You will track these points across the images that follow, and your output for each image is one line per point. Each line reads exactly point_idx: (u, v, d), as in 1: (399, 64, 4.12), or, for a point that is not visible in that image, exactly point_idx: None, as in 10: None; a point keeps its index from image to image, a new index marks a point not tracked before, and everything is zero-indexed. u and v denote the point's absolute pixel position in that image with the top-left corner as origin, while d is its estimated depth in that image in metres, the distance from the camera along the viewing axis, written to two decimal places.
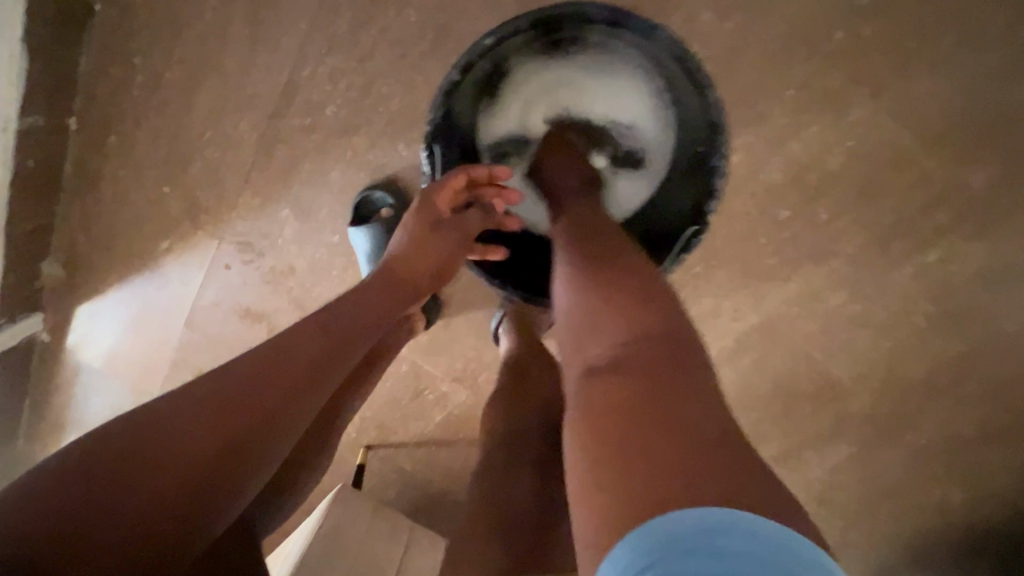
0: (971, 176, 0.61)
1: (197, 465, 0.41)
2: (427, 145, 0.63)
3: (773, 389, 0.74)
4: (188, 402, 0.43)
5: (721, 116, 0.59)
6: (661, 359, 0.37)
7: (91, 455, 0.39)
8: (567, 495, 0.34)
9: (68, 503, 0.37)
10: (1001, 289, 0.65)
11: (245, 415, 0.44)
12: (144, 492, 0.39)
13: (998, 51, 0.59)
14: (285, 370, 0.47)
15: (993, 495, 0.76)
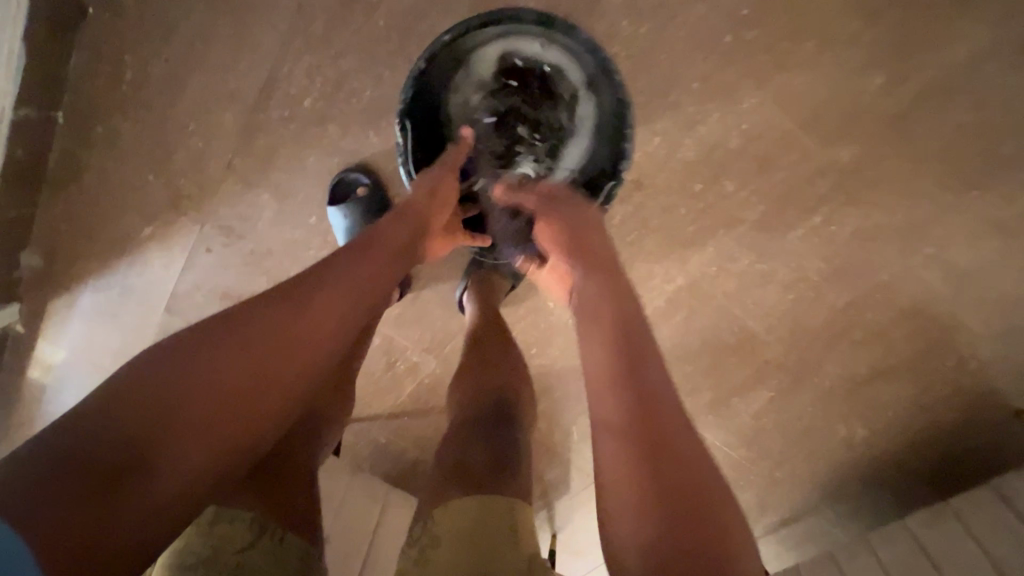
0: (844, 153, 0.75)
1: (230, 404, 0.41)
2: (399, 121, 0.71)
3: (702, 342, 0.87)
4: (222, 329, 0.43)
5: (624, 95, 0.71)
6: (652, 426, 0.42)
7: (115, 396, 0.38)
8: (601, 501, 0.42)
9: (97, 446, 0.36)
10: (876, 247, 0.79)
11: (276, 338, 0.44)
12: (182, 432, 0.39)
13: (863, 51, 0.72)
14: (316, 303, 0.46)
15: (886, 428, 0.90)
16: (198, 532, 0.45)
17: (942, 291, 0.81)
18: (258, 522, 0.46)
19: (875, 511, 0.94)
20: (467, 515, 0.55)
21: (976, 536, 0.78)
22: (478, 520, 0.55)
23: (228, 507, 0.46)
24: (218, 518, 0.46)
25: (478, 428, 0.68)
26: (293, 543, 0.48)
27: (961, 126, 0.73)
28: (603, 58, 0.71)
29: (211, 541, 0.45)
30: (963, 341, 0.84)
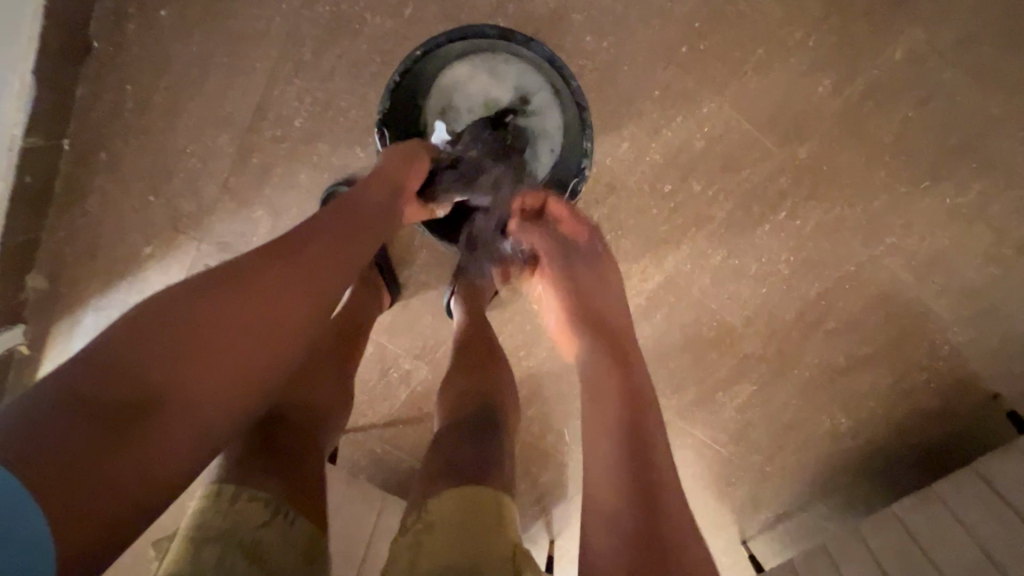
0: (802, 151, 0.80)
1: (236, 364, 0.44)
2: (377, 131, 0.77)
3: (683, 338, 0.90)
4: (219, 282, 0.46)
5: (583, 100, 0.76)
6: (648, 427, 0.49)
7: (126, 346, 0.40)
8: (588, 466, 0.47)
9: (106, 394, 0.38)
10: (841, 239, 0.83)
11: (275, 288, 0.47)
12: (190, 384, 0.41)
13: (820, 55, 0.77)
14: (312, 275, 0.50)
15: (867, 416, 0.92)
16: (216, 509, 0.48)
17: (908, 280, 0.84)
18: (273, 503, 0.49)
19: (863, 498, 0.96)
20: (459, 513, 0.52)
21: (961, 519, 0.80)
22: (471, 515, 0.52)
23: (247, 485, 0.50)
24: (238, 495, 0.49)
25: (467, 426, 0.66)
26: (302, 524, 0.50)
27: (910, 121, 0.78)
28: (562, 67, 0.76)
29: (229, 518, 0.47)
30: (934, 326, 0.86)
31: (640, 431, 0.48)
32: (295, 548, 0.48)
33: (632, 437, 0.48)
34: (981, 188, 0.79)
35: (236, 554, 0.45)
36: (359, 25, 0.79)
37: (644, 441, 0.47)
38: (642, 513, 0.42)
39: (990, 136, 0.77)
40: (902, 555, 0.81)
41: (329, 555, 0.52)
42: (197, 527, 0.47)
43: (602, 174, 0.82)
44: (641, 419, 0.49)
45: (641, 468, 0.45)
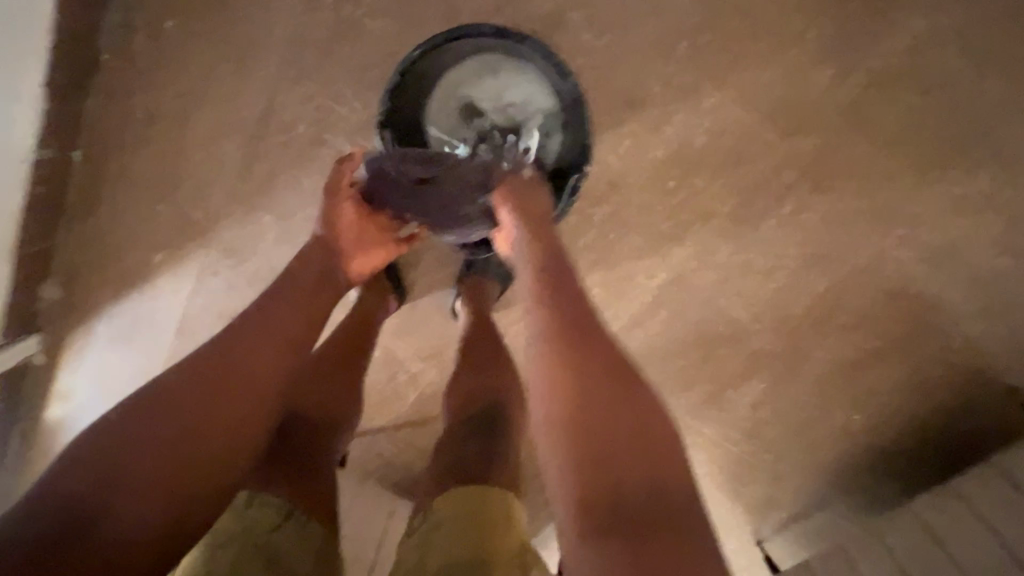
0: (805, 144, 0.79)
1: (192, 436, 0.44)
2: (378, 130, 0.78)
3: (691, 336, 0.89)
4: (175, 375, 0.46)
5: (579, 93, 0.77)
6: (633, 428, 0.44)
7: (87, 451, 0.42)
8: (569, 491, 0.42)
9: (83, 475, 0.41)
10: (848, 231, 0.82)
11: (225, 372, 0.47)
12: (145, 467, 0.42)
13: (820, 47, 0.77)
14: (255, 337, 0.49)
15: (880, 411, 0.91)
16: (231, 512, 0.48)
17: (920, 271, 0.83)
18: (286, 506, 0.50)
19: (880, 496, 0.94)
20: (461, 512, 0.52)
21: (979, 512, 0.78)
22: (473, 513, 0.52)
23: (261, 491, 0.50)
24: (252, 500, 0.49)
25: (468, 431, 0.66)
26: (314, 529, 0.50)
27: (913, 110, 0.77)
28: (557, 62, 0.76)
29: (244, 520, 0.48)
30: (948, 319, 0.85)
31: (590, 349, 0.48)
32: (308, 551, 0.48)
33: (585, 364, 0.47)
34: (990, 177, 0.78)
35: (250, 554, 0.45)
36: (360, 31, 0.81)
37: (598, 357, 0.47)
38: (618, 432, 0.43)
39: (996, 124, 0.76)
40: (922, 552, 0.78)
41: (342, 560, 0.51)
42: (211, 532, 0.47)
43: (603, 173, 0.82)
44: (592, 347, 0.48)
45: (602, 398, 0.45)
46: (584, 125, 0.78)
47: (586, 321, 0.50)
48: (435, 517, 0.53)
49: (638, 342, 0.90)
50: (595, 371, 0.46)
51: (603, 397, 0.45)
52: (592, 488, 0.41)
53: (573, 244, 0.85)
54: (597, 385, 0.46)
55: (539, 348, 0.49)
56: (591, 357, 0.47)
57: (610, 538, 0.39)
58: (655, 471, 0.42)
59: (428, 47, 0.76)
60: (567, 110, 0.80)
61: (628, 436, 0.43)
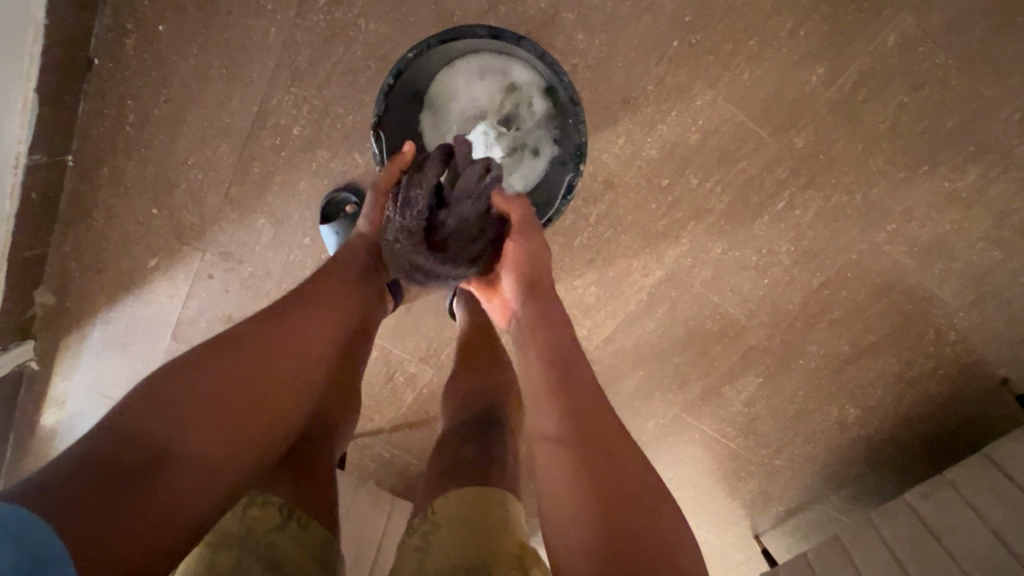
0: (798, 140, 0.80)
1: (233, 423, 0.45)
2: (373, 134, 0.78)
3: (686, 332, 0.90)
4: (221, 350, 0.47)
5: (573, 92, 0.77)
6: (624, 457, 0.47)
7: (137, 413, 0.42)
8: (576, 523, 0.43)
9: (134, 436, 0.41)
10: (840, 226, 0.83)
11: (273, 361, 0.49)
12: (189, 449, 0.43)
13: (814, 43, 0.77)
14: (297, 332, 0.51)
15: (876, 404, 0.92)
16: (233, 514, 0.48)
17: (912, 265, 0.84)
18: (287, 508, 0.50)
19: (873, 487, 0.96)
20: (461, 511, 0.52)
21: (971, 503, 0.80)
22: (474, 512, 0.52)
23: (262, 491, 0.50)
24: (253, 501, 0.49)
25: (468, 432, 0.66)
26: (316, 530, 0.51)
27: (905, 106, 0.78)
28: (550, 61, 0.76)
29: (245, 522, 0.48)
30: (939, 312, 0.86)
31: (578, 386, 0.50)
32: (311, 552, 0.49)
33: (603, 483, 0.44)
34: (979, 171, 0.79)
35: (252, 557, 0.45)
36: (353, 32, 0.80)
37: (584, 394, 0.50)
38: (612, 462, 0.46)
39: (986, 119, 0.77)
40: (917, 544, 0.81)
41: (343, 560, 0.52)
42: (213, 533, 0.47)
43: (598, 172, 0.83)
44: (613, 470, 0.45)
45: (593, 431, 0.47)
46: (578, 124, 0.78)
47: (570, 358, 0.53)
48: (436, 518, 0.53)
49: (633, 340, 0.91)
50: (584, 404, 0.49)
51: (592, 431, 0.47)
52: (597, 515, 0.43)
53: (568, 243, 0.86)
54: (587, 417, 0.48)
55: (555, 459, 0.46)
56: (578, 392, 0.50)
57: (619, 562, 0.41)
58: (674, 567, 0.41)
59: (421, 49, 0.76)
60: (563, 109, 0.80)
61: (623, 466, 0.46)
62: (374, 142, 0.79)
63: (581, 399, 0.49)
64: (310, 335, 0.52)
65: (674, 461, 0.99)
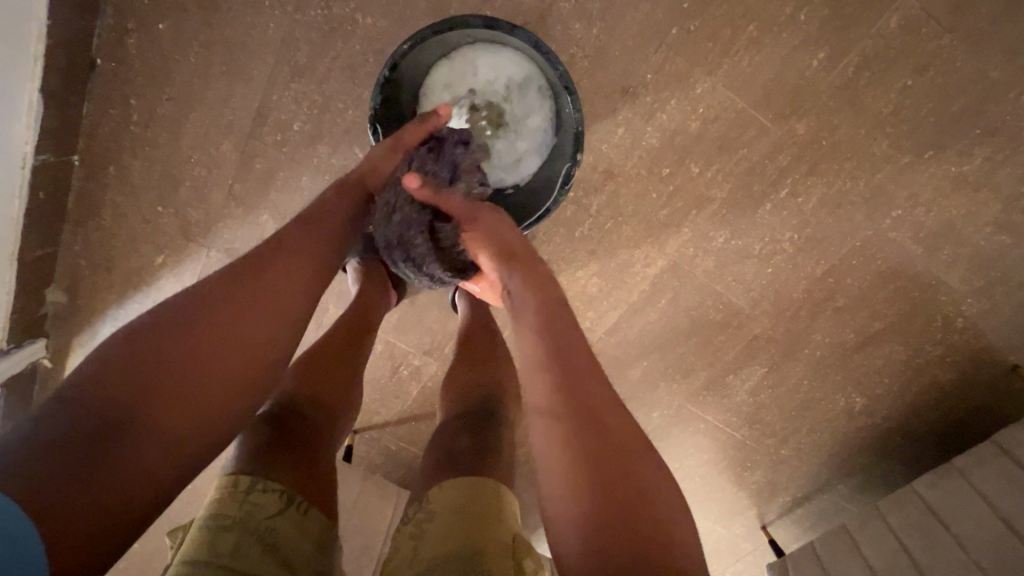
0: (801, 127, 0.79)
1: (203, 394, 0.45)
2: (370, 128, 0.79)
3: (690, 322, 0.90)
4: (187, 321, 0.47)
5: (568, 82, 0.76)
6: (613, 433, 0.46)
7: (104, 385, 0.42)
8: (558, 492, 0.45)
9: (104, 408, 0.42)
10: (844, 213, 0.82)
11: (243, 330, 0.48)
12: (159, 418, 0.43)
13: (818, 26, 0.75)
14: (269, 300, 0.51)
15: (882, 392, 0.91)
16: (233, 498, 0.49)
17: (918, 251, 0.83)
18: (287, 493, 0.51)
19: (880, 475, 0.96)
20: (456, 498, 0.53)
21: (980, 490, 0.79)
22: (468, 499, 0.53)
23: (262, 477, 0.51)
24: (253, 486, 0.50)
25: (467, 421, 0.66)
26: (314, 515, 0.52)
27: (909, 89, 0.76)
28: (544, 51, 0.75)
29: (245, 505, 0.49)
30: (946, 299, 0.85)
31: (571, 361, 0.50)
32: (309, 537, 0.50)
33: (595, 450, 0.45)
34: (987, 155, 0.78)
35: (253, 541, 0.46)
36: (351, 26, 0.80)
37: (575, 369, 0.49)
38: (600, 436, 0.46)
39: (993, 101, 0.76)
40: (925, 534, 0.81)
41: (339, 544, 0.54)
42: (214, 517, 0.48)
43: (598, 162, 0.83)
44: (607, 438, 0.46)
45: (582, 405, 0.47)
46: (574, 114, 0.77)
47: (566, 335, 0.52)
48: (433, 508, 0.53)
49: (636, 330, 0.91)
50: (572, 380, 0.49)
51: (577, 405, 0.47)
52: (582, 486, 0.44)
53: (569, 234, 0.86)
54: (574, 392, 0.48)
55: (548, 428, 0.47)
56: (568, 368, 0.49)
57: (598, 532, 0.42)
58: (658, 536, 0.42)
59: (416, 41, 0.76)
60: (559, 99, 0.79)
61: (611, 440, 0.46)
62: (371, 136, 0.80)
63: (570, 374, 0.49)
64: (282, 305, 0.51)
65: (679, 451, 0.99)
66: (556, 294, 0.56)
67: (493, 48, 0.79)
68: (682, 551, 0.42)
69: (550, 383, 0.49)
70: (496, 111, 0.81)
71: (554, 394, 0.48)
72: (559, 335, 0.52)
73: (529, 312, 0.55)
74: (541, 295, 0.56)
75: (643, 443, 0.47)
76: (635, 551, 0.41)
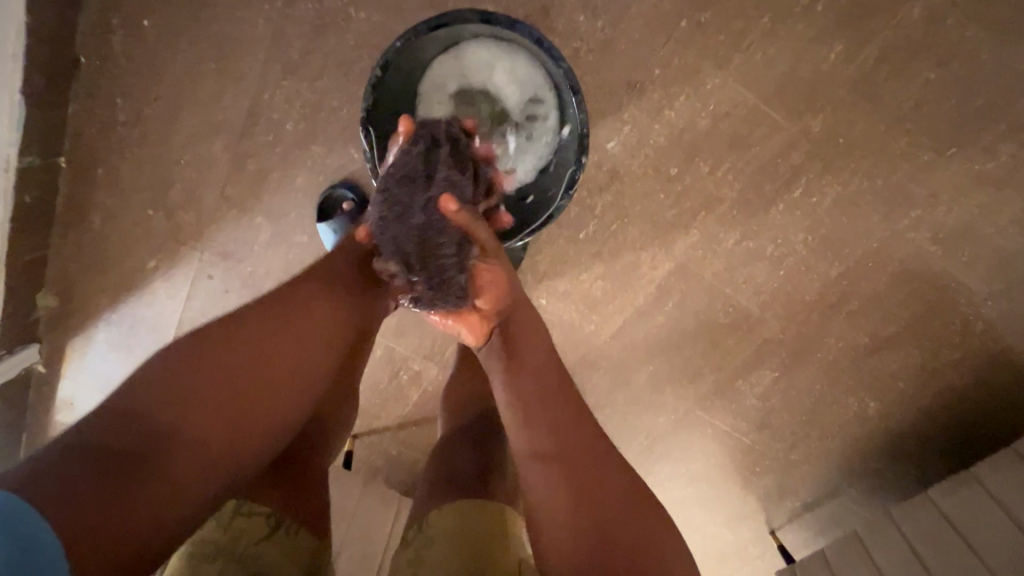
0: (815, 123, 0.76)
1: (229, 416, 0.46)
2: (363, 128, 0.74)
3: (698, 325, 0.87)
4: (221, 337, 0.48)
5: (573, 79, 0.73)
6: (595, 461, 0.49)
7: (140, 397, 0.44)
8: (548, 520, 0.47)
9: (137, 423, 0.42)
10: (860, 213, 0.79)
11: (272, 350, 0.49)
12: (192, 433, 0.44)
13: (831, 17, 0.72)
14: (295, 326, 0.51)
15: (897, 396, 0.88)
16: (216, 524, 0.47)
17: (937, 252, 0.80)
18: (274, 517, 0.50)
19: (895, 482, 0.93)
20: (455, 520, 0.51)
21: (999, 499, 0.76)
22: (469, 519, 0.51)
23: (247, 499, 0.49)
24: (238, 511, 0.48)
25: (466, 439, 0.64)
26: (304, 540, 0.51)
27: (931, 83, 0.73)
28: (547, 45, 0.72)
29: (229, 533, 0.47)
30: (966, 301, 0.82)
31: (551, 398, 0.52)
32: (297, 562, 0.49)
33: (587, 487, 0.48)
34: (1010, 151, 0.74)
35: (236, 569, 0.45)
36: (344, 21, 0.77)
37: (557, 408, 0.52)
38: (583, 466, 0.49)
39: (1019, 95, 0.72)
40: (940, 541, 0.78)
41: (331, 567, 0.53)
42: (195, 543, 0.46)
43: (603, 161, 0.80)
44: (596, 476, 0.49)
45: (567, 437, 0.50)
46: (579, 113, 0.74)
47: (549, 379, 0.54)
48: (431, 537, 0.50)
49: (643, 334, 0.88)
50: (555, 416, 0.51)
51: (559, 439, 0.50)
52: (571, 513, 0.47)
53: (573, 235, 0.83)
54: (558, 429, 0.50)
55: (535, 462, 0.49)
56: (550, 407, 0.52)
57: (588, 553, 0.45)
58: (643, 554, 0.45)
59: (411, 37, 0.72)
60: (563, 97, 0.75)
61: (593, 467, 0.49)
62: (363, 137, 0.74)
63: (552, 411, 0.51)
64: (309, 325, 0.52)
65: (686, 457, 0.97)
66: (544, 341, 0.57)
67: (494, 45, 0.76)
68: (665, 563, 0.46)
69: (535, 424, 0.51)
70: (498, 111, 0.77)
71: (539, 435, 0.50)
72: (538, 376, 0.54)
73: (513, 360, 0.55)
74: (526, 344, 0.56)
75: (623, 465, 0.51)
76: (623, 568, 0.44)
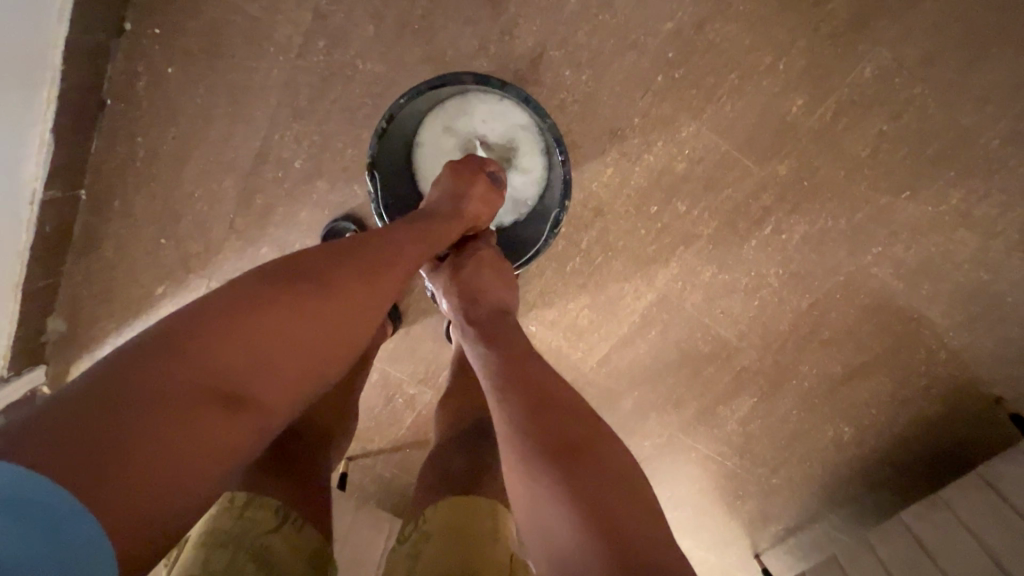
0: (782, 168, 0.82)
1: (275, 373, 0.45)
2: (368, 173, 0.80)
3: (680, 353, 0.92)
4: (272, 295, 0.47)
5: (557, 132, 0.79)
6: (567, 425, 0.51)
7: (184, 347, 0.42)
8: (523, 486, 0.50)
9: (181, 377, 0.41)
10: (827, 249, 0.84)
11: (324, 313, 0.49)
12: (237, 388, 0.43)
13: (795, 75, 0.79)
14: (351, 293, 0.51)
15: (867, 423, 0.92)
16: (229, 514, 0.51)
17: (901, 286, 0.85)
18: (283, 508, 0.52)
19: (870, 505, 0.96)
20: (450, 511, 0.55)
21: (965, 522, 0.80)
22: (462, 510, 0.55)
23: (258, 492, 0.53)
24: (250, 502, 0.51)
25: (459, 445, 0.67)
26: (310, 533, 0.53)
27: (886, 134, 0.80)
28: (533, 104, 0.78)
29: (241, 522, 0.50)
30: (930, 332, 0.87)
31: (531, 375, 0.57)
32: (300, 553, 0.51)
33: (574, 478, 0.48)
34: (962, 195, 0.81)
35: (245, 557, 0.48)
36: (351, 71, 0.84)
37: (535, 382, 0.56)
38: (552, 426, 0.51)
39: (966, 146, 0.79)
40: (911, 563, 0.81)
41: (334, 555, 0.55)
42: (210, 533, 0.50)
43: (588, 200, 0.86)
44: (568, 438, 0.50)
45: (534, 404, 0.53)
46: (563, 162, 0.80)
47: (526, 359, 0.59)
48: (426, 531, 0.54)
49: (627, 361, 0.93)
50: (529, 387, 0.55)
51: (533, 408, 0.53)
52: (546, 470, 0.48)
53: (560, 267, 0.89)
54: (528, 398, 0.54)
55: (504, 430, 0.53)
56: (526, 379, 0.56)
57: (563, 507, 0.47)
58: (615, 507, 0.46)
59: (412, 95, 0.78)
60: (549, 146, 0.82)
61: (566, 427, 0.51)
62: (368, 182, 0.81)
63: (527, 384, 0.56)
64: (358, 293, 0.52)
65: (671, 479, 1.00)
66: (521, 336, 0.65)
67: (486, 99, 0.82)
68: (641, 518, 0.46)
69: (510, 399, 0.54)
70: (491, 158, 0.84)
71: (509, 409, 0.54)
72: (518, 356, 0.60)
73: (499, 349, 0.62)
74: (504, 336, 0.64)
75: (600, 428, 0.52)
76: (599, 517, 0.45)
